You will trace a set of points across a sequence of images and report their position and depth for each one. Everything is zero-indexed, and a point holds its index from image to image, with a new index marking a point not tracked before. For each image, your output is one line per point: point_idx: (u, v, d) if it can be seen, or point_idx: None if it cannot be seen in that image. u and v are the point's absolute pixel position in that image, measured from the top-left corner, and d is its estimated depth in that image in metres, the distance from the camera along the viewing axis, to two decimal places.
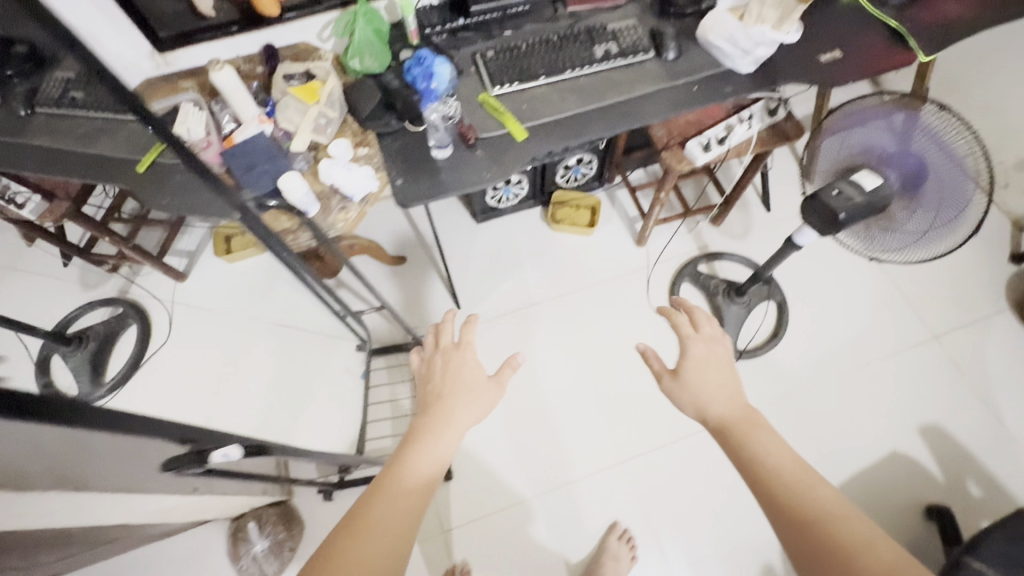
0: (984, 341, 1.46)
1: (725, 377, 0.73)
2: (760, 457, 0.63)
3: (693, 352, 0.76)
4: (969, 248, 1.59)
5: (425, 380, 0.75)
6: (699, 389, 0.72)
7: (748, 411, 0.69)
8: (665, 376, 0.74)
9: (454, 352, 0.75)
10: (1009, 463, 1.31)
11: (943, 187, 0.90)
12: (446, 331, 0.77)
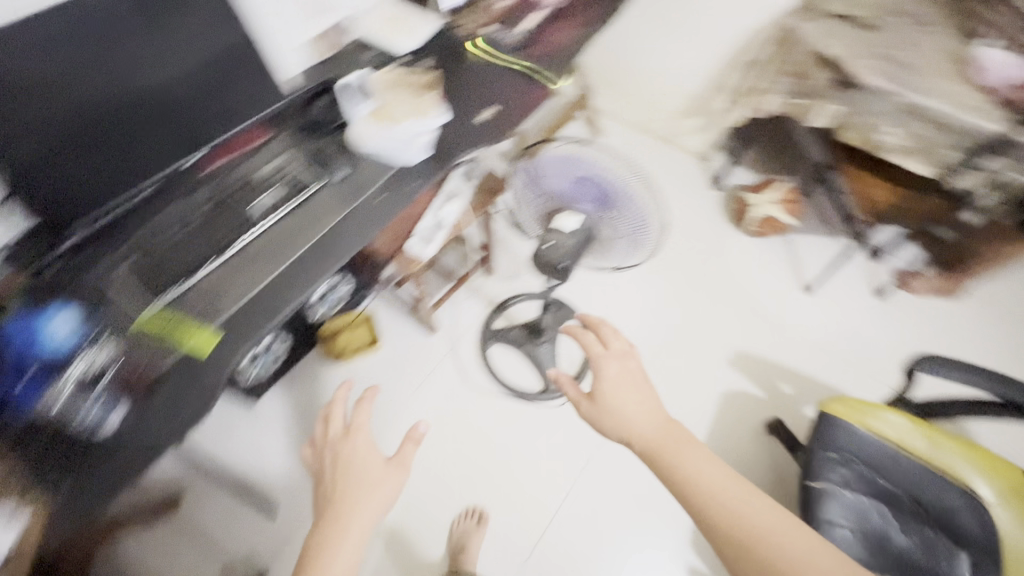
0: (729, 262, 1.72)
1: (638, 395, 0.67)
2: (688, 478, 0.58)
3: (603, 371, 0.70)
4: (682, 193, 1.87)
5: (321, 476, 0.73)
6: (611, 414, 0.66)
7: (670, 427, 0.63)
8: (579, 404, 0.69)
9: (342, 441, 0.74)
10: (792, 349, 1.56)
11: (617, 192, 0.96)
12: (337, 419, 0.77)
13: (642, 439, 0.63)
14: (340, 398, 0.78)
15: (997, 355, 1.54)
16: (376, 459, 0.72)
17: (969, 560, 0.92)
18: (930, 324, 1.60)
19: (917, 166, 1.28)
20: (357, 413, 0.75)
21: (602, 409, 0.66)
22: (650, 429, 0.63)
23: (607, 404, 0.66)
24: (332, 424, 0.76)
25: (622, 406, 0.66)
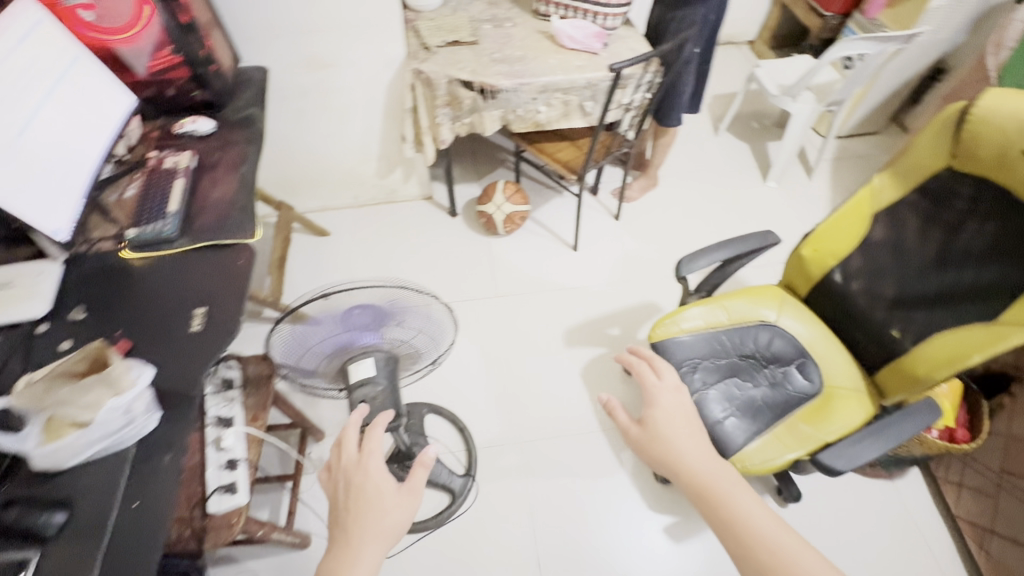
0: (510, 264, 1.83)
1: (691, 434, 0.84)
2: (738, 518, 0.73)
3: (653, 400, 0.90)
4: (435, 234, 1.90)
5: (336, 496, 0.75)
6: (664, 449, 0.82)
7: (721, 474, 0.78)
8: (632, 428, 0.87)
9: (357, 469, 0.75)
10: (598, 298, 1.76)
11: (385, 310, 0.93)
12: (349, 448, 0.77)
13: (689, 470, 0.79)
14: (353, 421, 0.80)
15: (706, 209, 2.00)
16: (383, 481, 0.74)
17: (795, 369, 1.20)
18: (659, 216, 1.98)
19: (579, 120, 1.56)
20: (372, 441, 0.77)
21: (655, 437, 0.84)
22: (702, 467, 0.79)
23: (655, 437, 0.84)
24: (343, 450, 0.77)
25: (680, 446, 0.82)
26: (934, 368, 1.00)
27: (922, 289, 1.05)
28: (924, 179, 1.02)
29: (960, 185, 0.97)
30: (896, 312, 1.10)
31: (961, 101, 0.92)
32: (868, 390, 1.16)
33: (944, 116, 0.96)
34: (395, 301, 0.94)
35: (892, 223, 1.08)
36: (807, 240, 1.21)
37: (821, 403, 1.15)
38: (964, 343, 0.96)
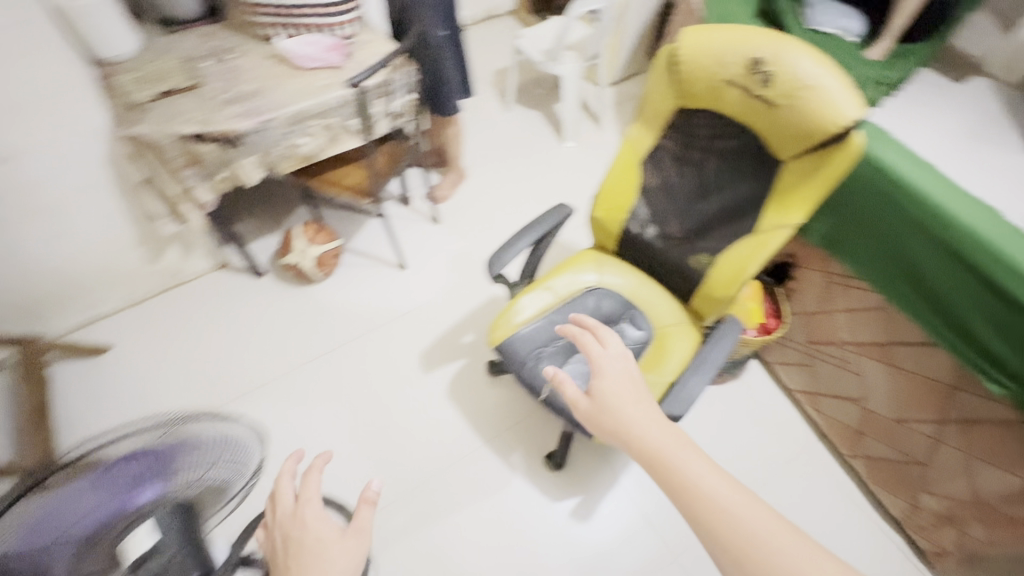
0: (338, 307, 1.67)
1: (642, 407, 0.67)
2: (694, 489, 0.57)
3: (599, 369, 0.71)
4: (243, 303, 1.67)
5: (276, 553, 0.65)
6: (618, 426, 0.65)
7: (679, 444, 0.61)
8: (582, 403, 0.69)
9: (294, 523, 0.65)
10: (444, 310, 1.69)
11: (166, 452, 0.70)
12: (287, 499, 0.68)
13: (646, 446, 0.62)
14: (287, 472, 0.70)
15: (519, 185, 2.01)
16: (324, 527, 0.64)
17: (627, 324, 1.24)
18: (477, 206, 1.94)
19: (350, 140, 1.43)
20: (307, 483, 0.67)
21: (606, 411, 0.67)
22: (666, 445, 0.61)
23: (605, 413, 0.67)
24: (280, 504, 0.68)
25: (635, 427, 0.64)
26: (729, 285, 1.10)
27: (695, 220, 1.14)
28: (666, 122, 1.08)
29: (693, 120, 1.04)
30: (685, 245, 1.18)
31: (667, 47, 0.99)
32: (689, 320, 1.25)
33: (660, 63, 1.02)
34: (181, 436, 0.72)
35: (656, 167, 1.14)
36: (597, 202, 1.25)
37: (656, 349, 1.20)
38: (739, 258, 1.06)
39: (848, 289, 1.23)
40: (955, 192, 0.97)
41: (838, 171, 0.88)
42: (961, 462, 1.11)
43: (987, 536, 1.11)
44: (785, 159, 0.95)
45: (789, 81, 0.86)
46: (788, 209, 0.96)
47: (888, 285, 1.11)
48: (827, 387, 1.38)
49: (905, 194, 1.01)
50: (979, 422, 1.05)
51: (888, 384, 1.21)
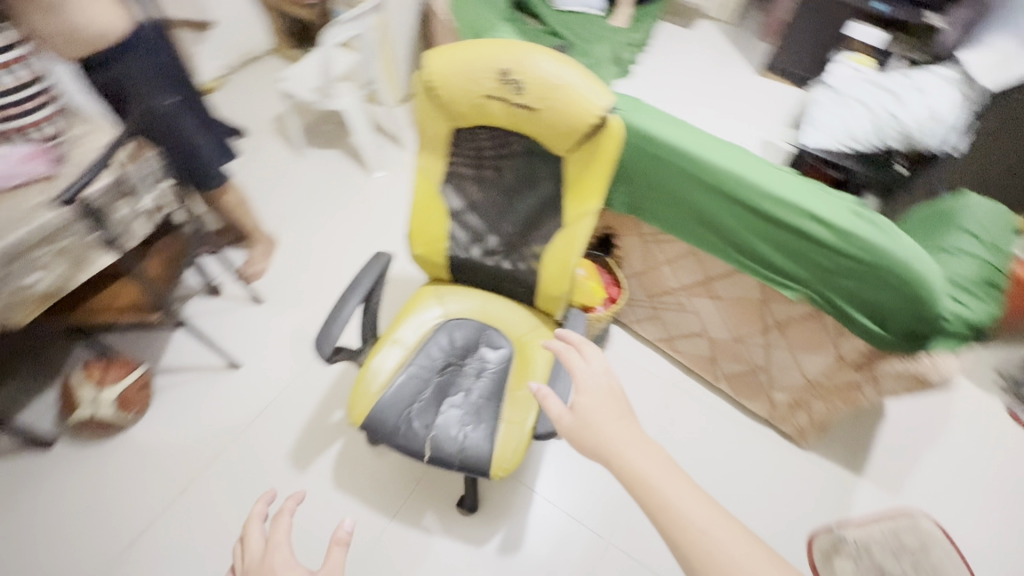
0: (166, 443, 1.42)
1: (625, 425, 0.62)
2: (671, 513, 0.53)
3: (583, 385, 0.67)
4: (35, 488, 1.35)
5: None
6: (600, 443, 0.60)
7: (661, 466, 0.57)
8: (565, 418, 0.64)
9: (262, 569, 0.59)
10: (299, 394, 1.51)
11: None
12: (255, 545, 0.61)
13: (627, 467, 0.58)
14: (258, 514, 0.63)
15: (339, 232, 1.87)
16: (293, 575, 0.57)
17: (485, 347, 1.22)
18: (300, 270, 1.77)
19: (104, 256, 1.17)
20: (275, 529, 0.60)
21: (589, 427, 0.62)
22: (652, 467, 0.57)
23: (586, 429, 0.62)
24: (251, 549, 0.61)
25: (621, 447, 0.59)
26: (560, 279, 1.12)
27: (507, 230, 1.13)
28: (446, 144, 1.04)
29: (469, 138, 1.02)
30: (509, 255, 1.17)
31: (418, 74, 0.95)
32: (539, 321, 1.25)
33: (417, 91, 0.98)
34: None
35: (455, 190, 1.11)
36: (413, 240, 1.20)
37: (520, 362, 1.19)
38: (561, 253, 1.09)
39: (659, 244, 1.34)
40: (707, 141, 1.10)
41: (610, 153, 0.93)
42: (788, 356, 1.29)
43: (825, 408, 1.31)
44: (563, 154, 0.97)
45: (540, 85, 0.89)
46: (583, 198, 1.00)
47: (688, 233, 1.22)
48: (676, 330, 1.51)
49: (672, 154, 1.11)
50: (789, 322, 1.22)
51: (718, 315, 1.35)
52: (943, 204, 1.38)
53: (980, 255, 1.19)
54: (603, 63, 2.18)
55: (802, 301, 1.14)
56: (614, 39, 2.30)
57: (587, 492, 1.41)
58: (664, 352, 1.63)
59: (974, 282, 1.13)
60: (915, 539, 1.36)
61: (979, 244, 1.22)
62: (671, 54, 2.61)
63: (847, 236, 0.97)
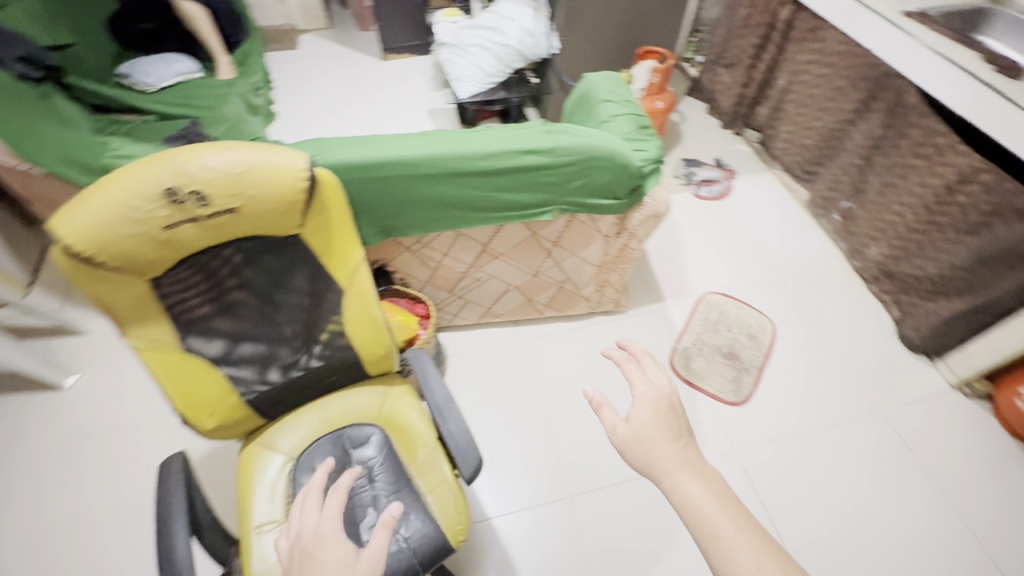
0: None
1: (680, 448, 0.70)
2: (722, 543, 0.60)
3: (639, 400, 0.74)
4: None
5: (291, 564, 0.61)
6: (655, 461, 0.68)
7: (718, 496, 0.64)
8: (619, 428, 0.71)
9: (317, 540, 0.62)
10: None
11: None
12: (309, 516, 0.64)
13: (682, 491, 0.65)
14: (314, 485, 0.67)
15: (75, 477, 1.38)
16: (345, 548, 0.61)
17: (355, 449, 1.08)
18: (57, 560, 1.26)
19: None
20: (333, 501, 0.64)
21: (642, 442, 0.70)
22: (707, 495, 0.64)
23: (641, 445, 0.70)
24: (305, 516, 0.65)
25: (676, 471, 0.67)
26: (378, 337, 1.05)
27: (290, 331, 0.98)
28: (156, 301, 0.84)
29: (179, 278, 0.83)
30: (310, 353, 1.03)
31: (56, 252, 0.71)
32: (384, 385, 1.16)
33: (70, 273, 0.74)
34: None
35: (204, 336, 0.91)
36: (194, 419, 0.96)
37: (399, 435, 1.10)
38: (362, 315, 1.01)
39: (427, 246, 1.34)
40: (403, 138, 1.11)
41: (340, 202, 0.87)
42: (575, 260, 1.47)
43: (620, 274, 1.57)
44: (297, 230, 0.87)
45: (224, 180, 0.76)
46: (343, 252, 0.94)
47: (444, 223, 1.25)
48: (488, 299, 1.59)
49: (383, 165, 1.08)
50: (560, 237, 1.37)
51: (510, 268, 1.45)
52: (580, 90, 1.72)
53: (625, 111, 1.53)
54: (239, 122, 2.00)
55: (558, 216, 1.29)
56: (234, 89, 2.13)
57: (526, 476, 1.45)
58: (492, 322, 1.73)
59: (635, 131, 1.46)
60: (716, 312, 1.82)
61: (619, 104, 1.57)
62: (304, 97, 2.65)
63: (555, 150, 1.12)
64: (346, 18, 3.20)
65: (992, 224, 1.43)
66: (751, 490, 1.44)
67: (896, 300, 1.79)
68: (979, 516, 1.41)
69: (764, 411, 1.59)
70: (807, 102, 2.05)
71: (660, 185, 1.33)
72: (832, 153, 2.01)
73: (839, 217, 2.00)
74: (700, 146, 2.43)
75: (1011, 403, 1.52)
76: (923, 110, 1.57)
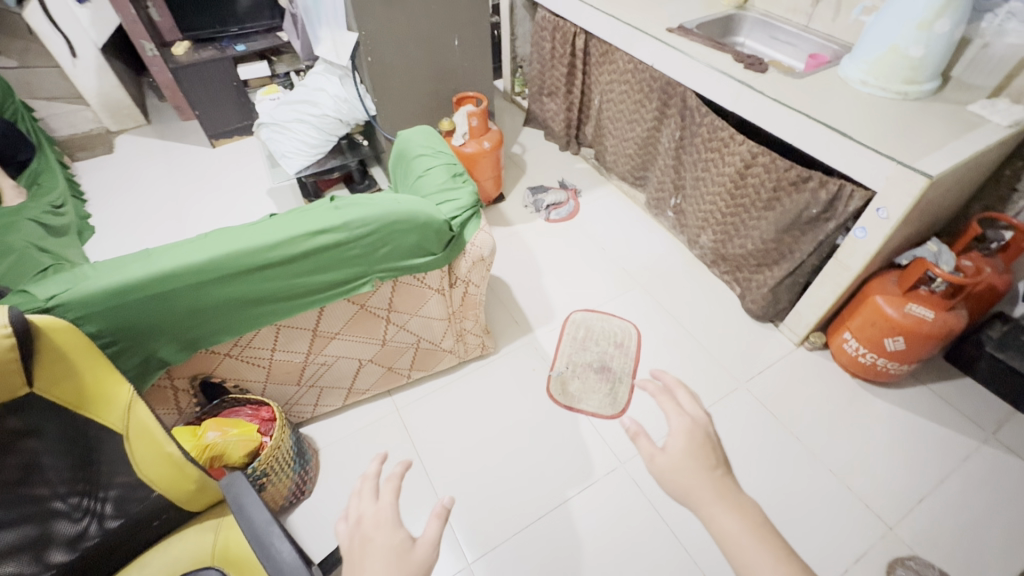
0: None
1: (716, 479, 0.66)
2: None
3: (674, 430, 0.71)
4: None
5: (352, 548, 0.68)
6: (690, 490, 0.65)
7: (756, 531, 0.60)
8: (655, 456, 0.68)
9: (380, 524, 0.69)
10: None
11: None
12: (365, 503, 0.72)
13: (720, 522, 0.61)
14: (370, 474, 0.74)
15: None
16: (399, 534, 0.68)
17: None
18: None
19: None
20: (389, 490, 0.72)
21: (679, 472, 0.66)
22: (744, 528, 0.60)
23: (677, 473, 0.66)
24: (363, 502, 0.72)
25: (710, 500, 0.63)
26: (183, 472, 0.94)
27: (70, 498, 0.84)
28: None
29: None
30: (99, 515, 0.88)
31: None
32: (216, 518, 1.02)
33: None
34: None
35: None
36: None
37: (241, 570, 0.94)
38: (152, 454, 0.90)
39: (249, 347, 1.24)
40: (170, 249, 1.01)
41: (76, 342, 0.79)
42: (419, 318, 1.44)
43: (473, 320, 1.57)
44: (28, 388, 0.75)
45: None
46: (101, 394, 0.83)
47: (256, 321, 1.15)
48: (345, 379, 1.51)
49: (150, 284, 0.97)
50: (392, 301, 1.33)
51: (353, 343, 1.39)
52: (398, 147, 1.72)
53: (439, 161, 1.52)
54: (33, 250, 1.77)
55: (380, 284, 1.26)
56: (23, 213, 1.90)
57: None
58: (360, 400, 1.65)
59: (449, 180, 1.45)
60: (583, 330, 1.87)
61: (432, 155, 1.55)
62: (120, 202, 2.42)
63: (347, 225, 1.09)
64: (166, 111, 3.02)
65: (780, 198, 1.59)
66: (646, 498, 1.45)
67: (735, 278, 1.95)
68: (843, 459, 1.52)
69: (642, 415, 1.63)
70: (619, 117, 2.22)
71: (479, 229, 1.34)
72: (651, 158, 2.18)
73: (672, 214, 2.15)
74: (543, 173, 2.54)
75: (842, 349, 1.68)
76: (703, 110, 1.75)
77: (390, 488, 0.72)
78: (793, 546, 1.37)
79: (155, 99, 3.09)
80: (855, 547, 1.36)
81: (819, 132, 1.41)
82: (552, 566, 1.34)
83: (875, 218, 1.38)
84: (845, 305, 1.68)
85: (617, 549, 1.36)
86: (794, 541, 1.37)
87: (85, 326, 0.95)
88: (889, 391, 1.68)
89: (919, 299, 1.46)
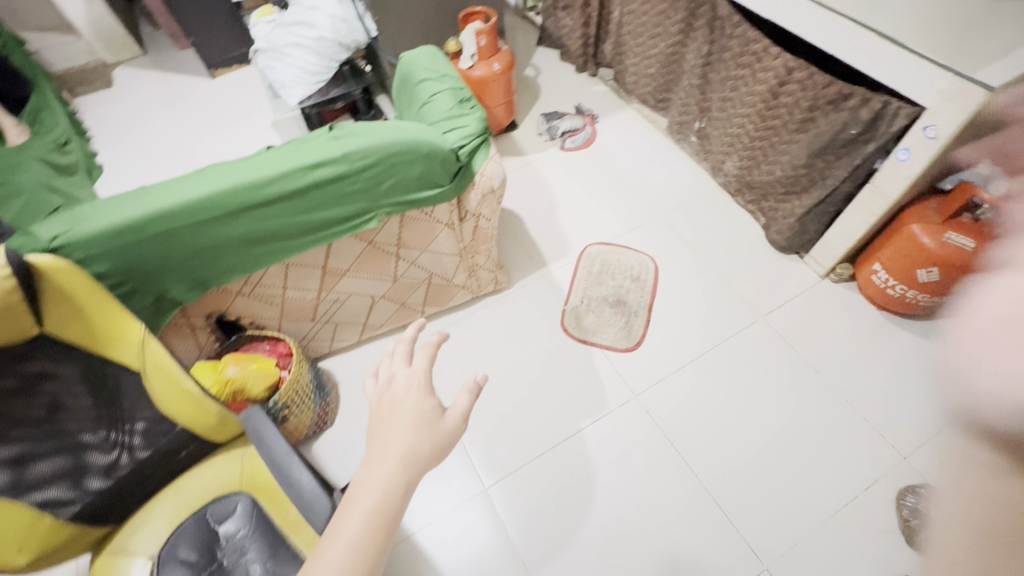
0: None
1: None
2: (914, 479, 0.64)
3: None
4: None
5: (381, 405, 0.69)
6: None
7: None
8: None
9: (411, 384, 0.69)
10: None
11: None
12: (397, 369, 0.71)
13: None
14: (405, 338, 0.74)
15: None
16: (429, 401, 0.68)
17: (217, 523, 0.97)
18: None
19: None
20: (421, 360, 0.71)
21: None
22: None
23: None
24: (396, 365, 0.72)
25: None
26: (201, 408, 0.97)
27: (97, 432, 0.87)
28: None
29: None
30: (129, 447, 0.92)
31: None
32: (241, 448, 1.06)
33: None
34: None
35: None
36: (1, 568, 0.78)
37: (267, 491, 1.00)
38: (172, 390, 0.93)
39: (260, 285, 1.23)
40: (167, 186, 0.97)
41: (77, 281, 0.80)
42: (429, 254, 1.41)
43: (485, 255, 1.53)
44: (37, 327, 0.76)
45: None
46: (114, 333, 0.86)
47: (263, 259, 1.14)
48: (359, 315, 1.51)
49: (153, 223, 0.94)
50: (400, 236, 1.30)
51: (365, 279, 1.37)
52: (401, 70, 1.60)
53: (445, 85, 1.41)
54: (42, 191, 1.77)
55: (386, 219, 1.22)
56: (29, 151, 1.89)
57: (443, 481, 1.42)
58: (375, 335, 1.66)
59: (456, 106, 1.35)
60: (598, 264, 1.82)
61: (437, 79, 1.44)
62: (123, 139, 2.37)
63: (348, 157, 1.03)
64: (161, 40, 2.88)
65: (816, 117, 1.46)
66: (656, 429, 1.47)
67: (760, 208, 1.85)
68: (862, 392, 1.51)
69: (656, 350, 1.62)
70: (640, 32, 2.03)
71: (489, 158, 1.26)
72: (675, 77, 2.01)
73: (695, 139, 2.02)
74: (559, 98, 2.38)
75: (870, 280, 1.61)
76: (735, 19, 1.57)
77: (424, 353, 0.71)
78: (804, 473, 1.39)
79: (149, 27, 2.94)
80: (866, 476, 1.37)
81: (866, 41, 1.26)
82: (565, 490, 1.39)
83: (921, 138, 1.26)
84: (878, 234, 1.58)
85: (629, 475, 1.41)
86: (804, 469, 1.39)
87: (95, 265, 0.95)
88: (917, 323, 1.63)
89: (959, 228, 1.37)
